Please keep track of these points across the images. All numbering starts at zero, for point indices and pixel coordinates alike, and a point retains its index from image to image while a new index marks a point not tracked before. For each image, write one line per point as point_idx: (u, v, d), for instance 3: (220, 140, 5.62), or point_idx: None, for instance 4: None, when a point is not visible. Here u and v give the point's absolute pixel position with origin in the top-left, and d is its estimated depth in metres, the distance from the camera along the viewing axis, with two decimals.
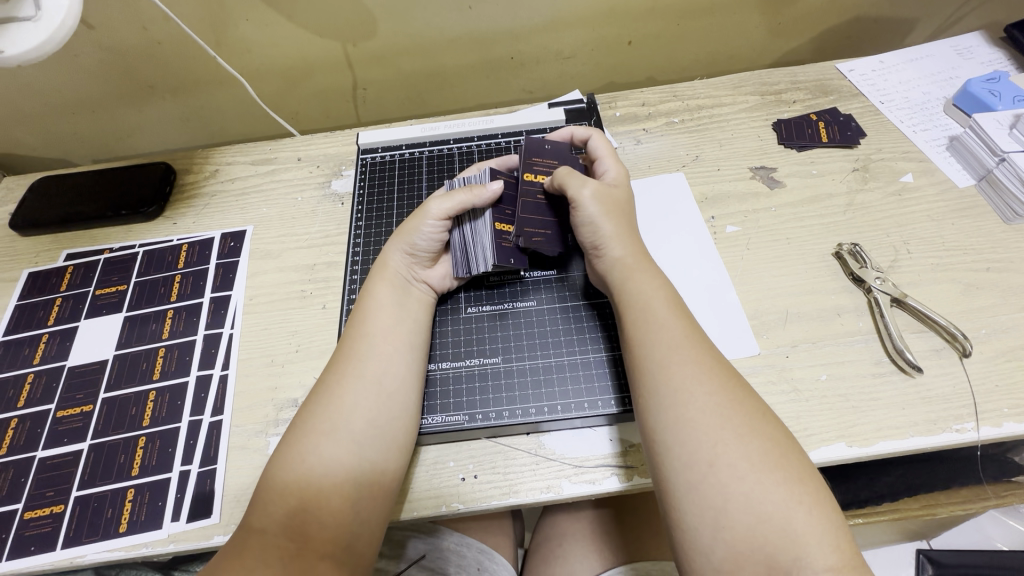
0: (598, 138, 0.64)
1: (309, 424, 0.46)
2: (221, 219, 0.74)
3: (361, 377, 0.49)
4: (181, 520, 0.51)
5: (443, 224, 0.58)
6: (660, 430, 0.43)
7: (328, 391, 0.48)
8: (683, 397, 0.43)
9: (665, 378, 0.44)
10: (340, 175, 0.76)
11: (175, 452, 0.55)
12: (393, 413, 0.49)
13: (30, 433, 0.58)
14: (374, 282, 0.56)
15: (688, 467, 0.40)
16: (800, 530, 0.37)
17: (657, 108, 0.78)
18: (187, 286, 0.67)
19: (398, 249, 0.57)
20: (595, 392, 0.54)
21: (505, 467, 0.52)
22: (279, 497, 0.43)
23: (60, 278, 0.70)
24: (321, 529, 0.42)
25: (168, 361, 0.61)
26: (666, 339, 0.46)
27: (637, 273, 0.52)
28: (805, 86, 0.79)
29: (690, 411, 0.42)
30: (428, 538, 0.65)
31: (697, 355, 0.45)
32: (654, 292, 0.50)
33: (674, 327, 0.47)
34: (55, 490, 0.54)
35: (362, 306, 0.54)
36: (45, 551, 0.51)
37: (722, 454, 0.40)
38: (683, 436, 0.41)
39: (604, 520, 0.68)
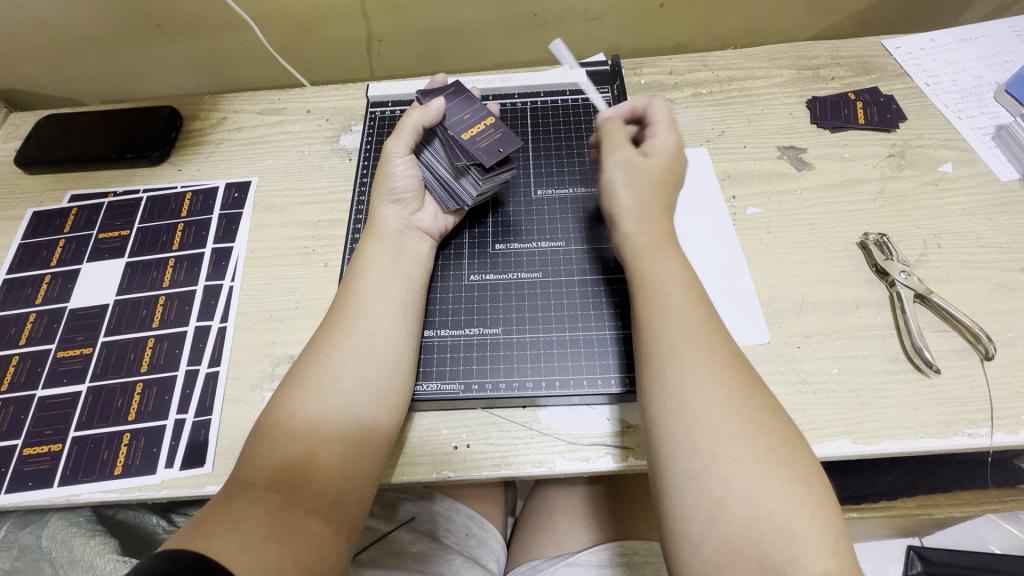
0: (658, 104, 0.59)
1: (301, 380, 0.46)
2: (227, 168, 0.72)
3: (353, 336, 0.48)
4: (175, 467, 0.52)
5: (409, 159, 0.57)
6: (665, 413, 0.41)
7: (320, 348, 0.48)
8: (690, 384, 0.41)
9: (671, 362, 0.43)
10: (349, 130, 0.74)
11: (171, 400, 0.55)
12: (384, 371, 0.48)
13: (31, 371, 0.58)
14: (366, 238, 0.54)
15: (690, 453, 0.39)
16: (800, 534, 0.36)
17: (684, 78, 0.74)
18: (189, 235, 0.66)
19: (383, 202, 0.56)
20: (595, 371, 0.53)
21: (497, 437, 0.51)
22: (269, 453, 0.43)
23: (64, 219, 0.69)
24: (311, 485, 0.42)
25: (168, 308, 0.61)
26: (680, 321, 0.44)
27: (650, 249, 0.50)
28: (846, 63, 0.74)
29: (695, 398, 0.40)
30: (416, 501, 0.67)
31: (711, 342, 0.43)
32: (671, 270, 0.48)
33: (689, 308, 0.45)
34: (54, 429, 0.55)
35: (358, 264, 0.53)
36: (42, 487, 0.52)
37: (725, 446, 0.38)
38: (688, 424, 0.40)
39: (597, 497, 0.68)
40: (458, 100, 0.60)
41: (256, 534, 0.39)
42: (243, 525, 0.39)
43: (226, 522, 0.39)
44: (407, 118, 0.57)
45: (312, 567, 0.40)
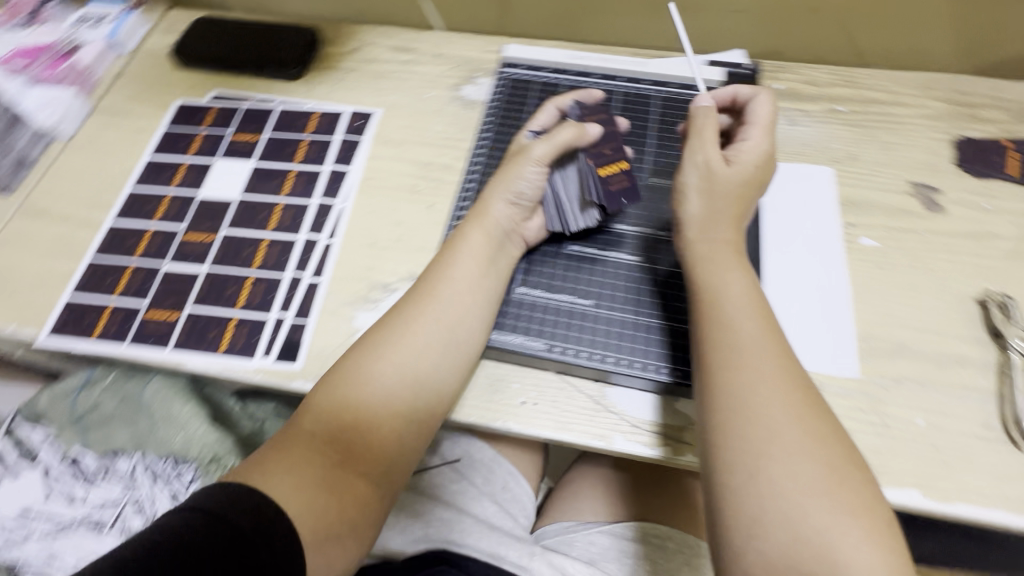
0: (762, 99, 0.56)
1: (373, 347, 0.50)
2: (353, 96, 0.75)
3: (432, 321, 0.51)
4: (271, 358, 0.57)
5: (544, 168, 0.56)
6: (725, 425, 0.42)
7: (394, 323, 0.52)
8: (757, 401, 0.42)
9: (735, 377, 0.43)
10: (474, 82, 0.75)
11: (274, 299, 0.60)
12: (451, 360, 0.51)
13: (162, 244, 0.65)
14: (470, 225, 0.56)
15: (753, 464, 0.40)
16: (856, 560, 0.36)
17: (824, 91, 0.71)
18: (312, 153, 0.70)
19: (501, 198, 0.56)
20: (677, 363, 0.53)
21: (563, 403, 0.53)
22: (332, 409, 0.48)
23: (205, 115, 0.75)
24: (363, 449, 0.48)
25: (284, 216, 0.66)
26: (748, 338, 0.44)
27: (714, 260, 0.49)
28: (1010, 107, 0.68)
29: (764, 415, 0.41)
30: (455, 443, 0.69)
31: (780, 364, 0.43)
32: (738, 286, 0.47)
33: (759, 327, 0.45)
34: (174, 300, 0.61)
35: (445, 255, 0.55)
36: (159, 347, 0.58)
37: (789, 464, 0.39)
38: (752, 436, 0.41)
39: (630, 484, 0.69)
40: (606, 129, 0.60)
41: (308, 476, 0.45)
42: (297, 465, 0.45)
43: (281, 462, 0.45)
44: (560, 132, 0.56)
45: (354, 521, 0.46)
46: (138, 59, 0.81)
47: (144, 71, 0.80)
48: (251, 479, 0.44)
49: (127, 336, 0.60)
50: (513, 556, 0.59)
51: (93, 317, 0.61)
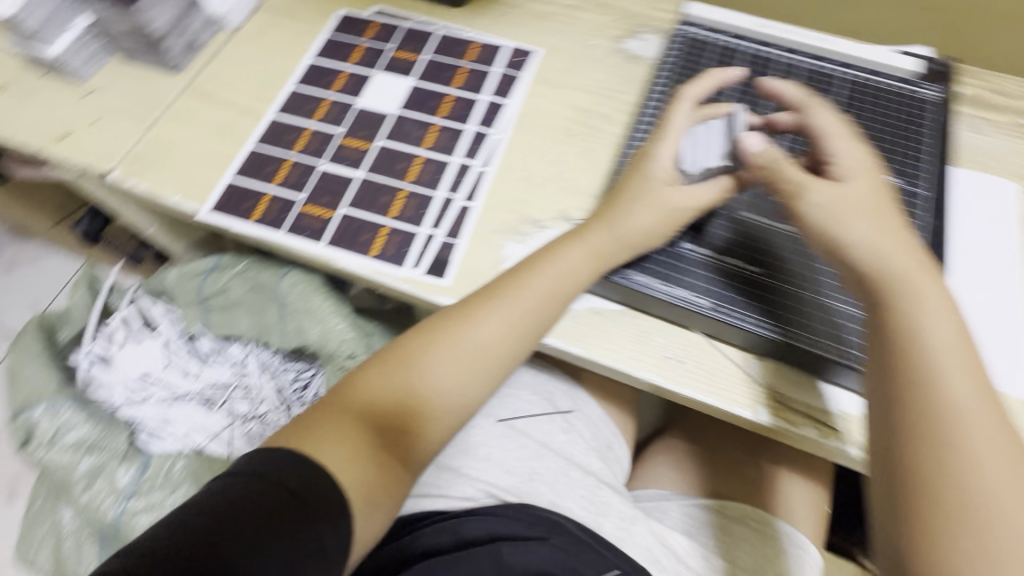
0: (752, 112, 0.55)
1: (429, 352, 0.53)
2: (515, 31, 0.74)
3: (496, 319, 0.54)
4: (419, 270, 0.58)
5: (651, 215, 0.53)
6: (922, 508, 0.39)
7: (464, 313, 0.54)
8: (975, 492, 0.38)
9: (947, 454, 0.39)
10: (639, 37, 0.73)
11: (426, 214, 0.61)
12: (497, 361, 0.54)
13: (319, 146, 0.66)
14: (554, 252, 0.55)
15: (954, 562, 0.37)
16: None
17: (1017, 104, 0.66)
18: (470, 81, 0.70)
19: (580, 248, 0.54)
20: (850, 346, 0.50)
21: (717, 368, 0.53)
22: (387, 408, 0.52)
23: (366, 28, 0.75)
24: (409, 438, 0.53)
25: (439, 137, 0.66)
26: (971, 409, 0.40)
27: (929, 290, 0.44)
28: None
29: (981, 500, 0.38)
30: (562, 388, 0.68)
31: (1000, 444, 0.39)
32: (948, 338, 0.42)
33: (975, 400, 0.40)
34: (329, 199, 0.63)
35: (542, 258, 0.55)
36: (312, 242, 0.61)
37: (1001, 560, 0.37)
38: (966, 524, 0.38)
39: (717, 465, 0.68)
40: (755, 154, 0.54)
41: (364, 448, 0.49)
42: (351, 432, 0.50)
43: (323, 429, 0.49)
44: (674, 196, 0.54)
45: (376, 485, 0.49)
46: None
47: None
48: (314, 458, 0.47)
49: (282, 225, 0.62)
50: (616, 513, 0.59)
51: (251, 202, 0.63)
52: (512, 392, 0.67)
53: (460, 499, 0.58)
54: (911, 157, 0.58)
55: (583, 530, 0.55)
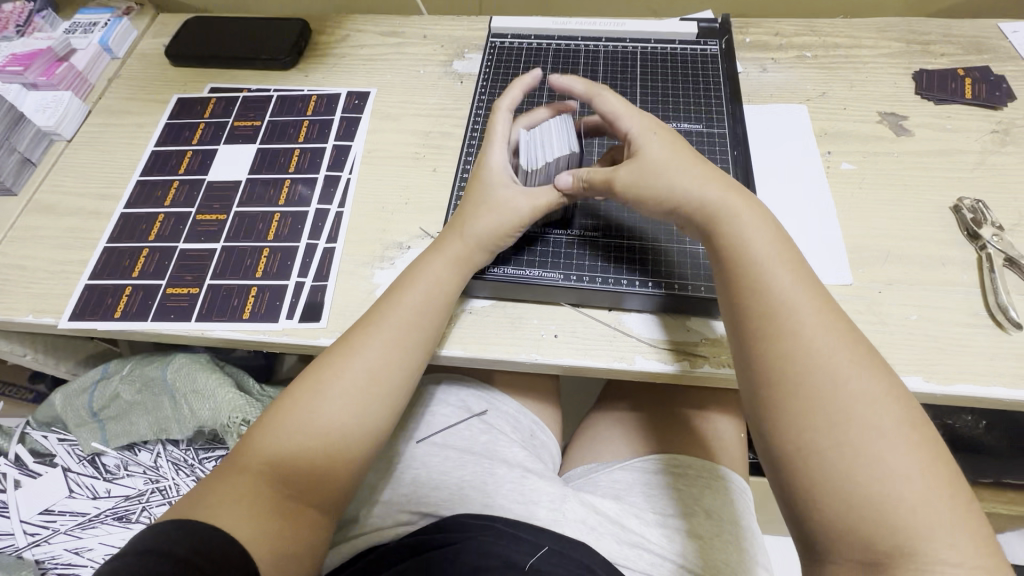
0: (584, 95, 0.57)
1: (321, 391, 0.50)
2: (349, 78, 0.78)
3: (380, 341, 0.52)
4: (295, 319, 0.58)
5: (493, 210, 0.54)
6: (777, 407, 0.41)
7: (347, 344, 0.52)
8: (819, 378, 0.40)
9: (788, 350, 0.42)
10: (463, 58, 0.78)
11: (293, 265, 0.62)
12: (393, 383, 0.52)
13: (174, 228, 0.66)
14: (424, 260, 0.55)
15: (821, 452, 0.39)
16: (922, 518, 0.37)
17: (790, 41, 0.76)
18: (314, 131, 0.73)
19: (439, 259, 0.55)
20: (690, 278, 0.56)
21: (590, 331, 0.56)
22: (286, 460, 0.48)
23: (204, 107, 0.77)
24: (318, 486, 0.49)
25: (293, 190, 0.68)
26: (801, 306, 0.43)
27: (746, 212, 0.48)
28: (958, 42, 0.74)
29: (824, 383, 0.40)
30: (474, 393, 0.70)
31: (832, 330, 0.42)
32: (772, 249, 0.46)
33: (805, 297, 0.43)
34: (193, 276, 0.62)
35: (410, 275, 0.55)
36: (182, 320, 0.60)
37: (852, 441, 0.39)
38: (814, 408, 0.40)
39: (639, 423, 0.70)
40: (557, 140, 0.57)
41: (263, 505, 0.46)
42: (245, 491, 0.46)
43: (227, 495, 0.45)
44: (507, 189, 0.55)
45: (295, 544, 0.47)
46: (131, 62, 0.83)
47: (139, 72, 0.82)
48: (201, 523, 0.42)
49: (148, 313, 0.61)
50: (547, 497, 0.58)
51: (113, 298, 0.62)
52: (426, 411, 0.68)
53: (395, 527, 0.58)
54: (708, 102, 0.66)
55: (518, 528, 0.54)
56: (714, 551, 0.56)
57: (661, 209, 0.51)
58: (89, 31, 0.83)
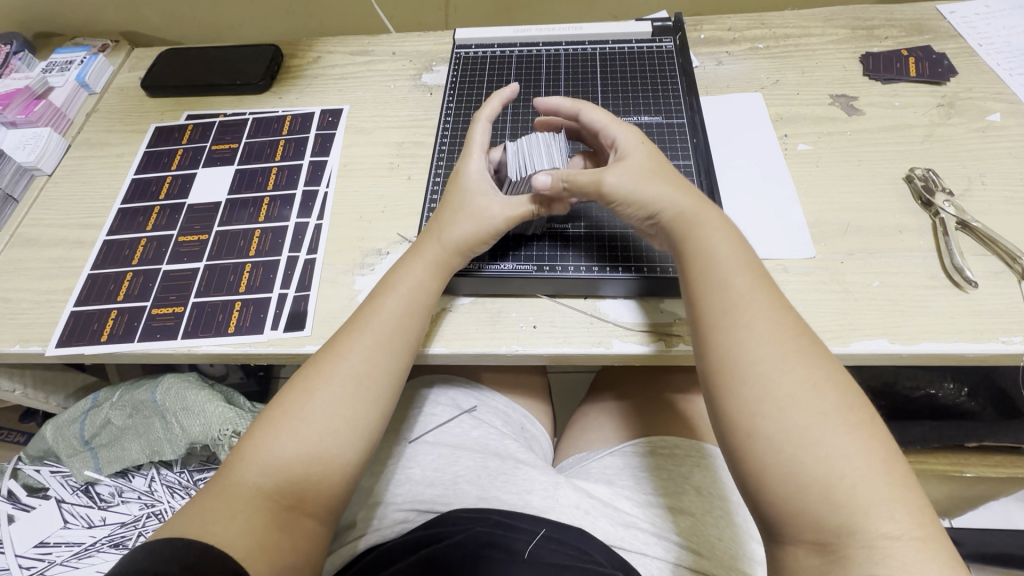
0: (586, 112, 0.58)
1: (310, 400, 0.49)
2: (321, 97, 0.81)
3: (368, 345, 0.52)
4: (279, 329, 0.60)
5: (468, 216, 0.56)
6: (732, 392, 0.42)
7: (334, 350, 0.52)
8: (773, 367, 0.42)
9: (737, 342, 0.44)
10: (431, 70, 0.81)
11: (275, 278, 0.63)
12: (385, 386, 0.52)
13: (157, 250, 0.68)
14: (401, 266, 0.56)
15: (773, 433, 0.40)
16: (862, 496, 0.38)
17: (742, 34, 0.80)
18: (290, 149, 0.75)
19: (418, 266, 0.56)
20: (661, 261, 0.58)
21: (568, 318, 0.58)
22: (280, 469, 0.47)
23: (182, 133, 0.79)
24: (315, 494, 0.48)
25: (272, 207, 0.69)
26: (750, 302, 0.45)
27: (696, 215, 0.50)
28: (900, 24, 0.78)
29: (768, 371, 0.42)
30: (462, 391, 0.72)
31: (779, 325, 0.44)
32: (727, 250, 0.48)
33: (759, 294, 0.46)
34: (177, 295, 0.64)
35: (391, 280, 0.55)
36: (168, 339, 0.61)
37: (801, 424, 0.40)
38: (764, 394, 0.41)
39: (626, 410, 0.72)
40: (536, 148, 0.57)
41: (257, 515, 0.44)
42: (238, 502, 0.45)
43: (221, 511, 0.44)
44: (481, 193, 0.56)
45: (289, 557, 0.45)
46: (109, 96, 0.86)
47: (116, 105, 0.84)
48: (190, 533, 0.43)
49: (134, 334, 0.61)
50: (539, 486, 0.59)
51: (99, 323, 0.62)
52: (418, 412, 0.69)
53: (392, 527, 0.58)
54: (665, 95, 0.69)
55: (511, 517, 0.55)
56: (706, 526, 0.57)
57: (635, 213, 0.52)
58: (66, 69, 0.86)
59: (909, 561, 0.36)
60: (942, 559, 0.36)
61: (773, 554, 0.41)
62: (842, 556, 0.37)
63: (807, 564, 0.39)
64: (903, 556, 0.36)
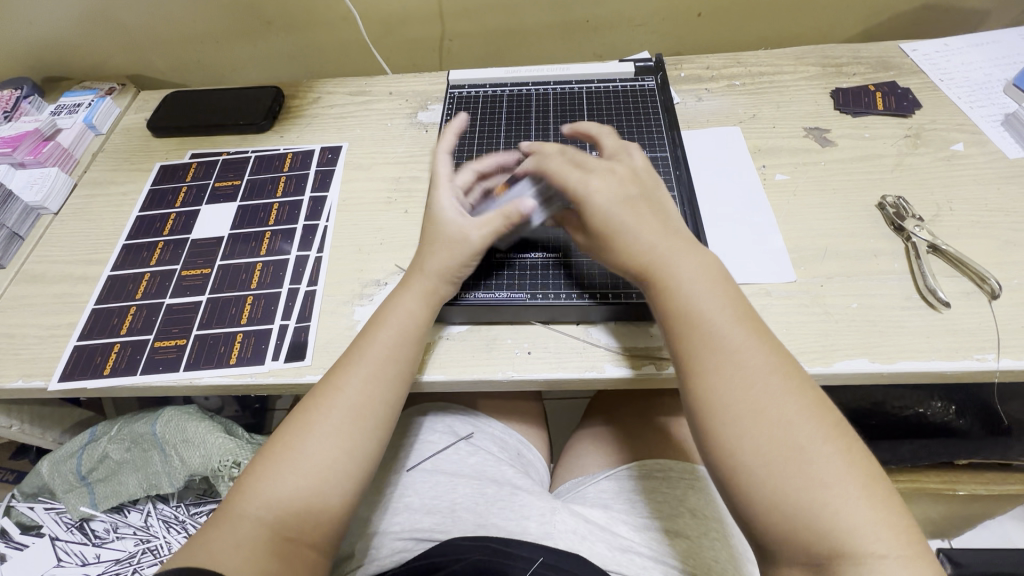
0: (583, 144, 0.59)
1: (316, 433, 0.50)
2: (321, 136, 0.84)
3: (368, 376, 0.53)
4: (280, 360, 0.61)
5: (448, 247, 0.57)
6: (722, 418, 0.44)
7: (336, 383, 0.53)
8: (757, 394, 0.44)
9: (721, 371, 0.45)
10: (426, 109, 0.85)
11: (276, 310, 0.65)
12: (379, 415, 0.53)
13: (161, 284, 0.69)
14: (395, 297, 0.57)
15: (765, 454, 0.42)
16: (849, 515, 0.39)
17: (720, 72, 0.85)
18: (291, 186, 0.78)
19: (408, 298, 0.57)
20: None
21: (561, 344, 0.60)
22: (282, 502, 0.47)
23: (186, 171, 0.82)
24: (318, 524, 0.48)
25: (273, 241, 0.72)
26: (731, 337, 0.46)
27: (673, 253, 0.50)
28: (867, 62, 0.84)
29: (753, 397, 0.43)
30: (459, 418, 0.73)
31: (763, 352, 0.45)
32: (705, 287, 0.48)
33: (738, 329, 0.46)
34: (179, 328, 0.65)
35: (383, 313, 0.57)
36: (170, 371, 0.62)
37: (788, 448, 0.41)
38: (753, 419, 0.43)
39: (622, 434, 0.73)
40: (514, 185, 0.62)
41: (259, 545, 0.45)
42: (237, 533, 0.45)
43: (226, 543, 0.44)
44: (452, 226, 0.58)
45: None
46: (115, 137, 0.89)
47: (122, 145, 0.87)
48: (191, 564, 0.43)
49: (137, 367, 0.63)
50: (536, 512, 0.59)
51: (102, 357, 0.64)
52: (414, 440, 0.70)
53: (391, 556, 0.58)
54: (648, 130, 0.73)
55: (509, 545, 0.55)
56: (702, 549, 0.58)
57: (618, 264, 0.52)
58: (75, 111, 0.89)
59: (889, 569, 0.37)
60: (921, 568, 0.38)
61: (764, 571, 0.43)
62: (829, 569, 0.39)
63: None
64: (884, 564, 0.38)
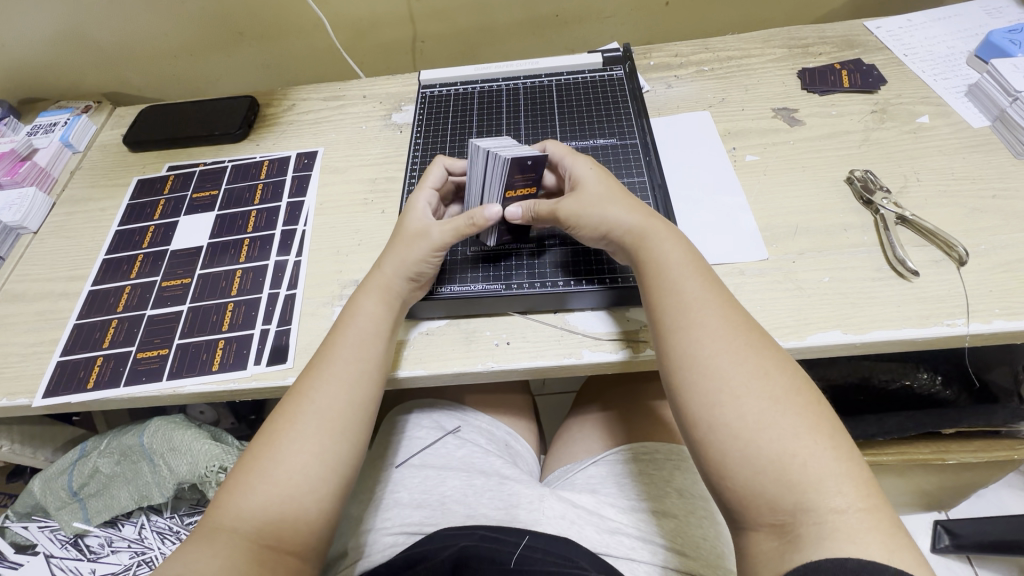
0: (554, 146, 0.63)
1: (296, 427, 0.51)
2: (297, 142, 0.85)
3: (345, 371, 0.54)
4: (262, 364, 0.61)
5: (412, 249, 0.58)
6: (692, 387, 0.45)
7: (313, 378, 0.54)
8: (723, 361, 0.45)
9: (692, 339, 0.47)
10: (400, 110, 0.86)
11: (257, 315, 0.66)
12: (355, 410, 0.53)
13: (142, 296, 0.70)
14: (363, 298, 0.58)
15: (730, 421, 0.43)
16: (815, 473, 0.40)
17: (688, 59, 0.85)
18: (268, 192, 0.78)
19: (372, 300, 0.57)
20: (621, 273, 0.61)
21: (539, 332, 0.60)
22: (265, 499, 0.48)
23: (163, 184, 0.82)
24: (294, 521, 0.48)
25: (252, 248, 0.72)
26: (701, 305, 0.48)
27: (652, 231, 0.54)
28: (832, 41, 0.85)
29: (718, 365, 0.45)
30: (446, 413, 0.73)
31: (729, 319, 0.47)
32: (680, 258, 0.52)
33: (708, 299, 0.49)
34: (161, 338, 0.66)
35: (347, 318, 0.57)
36: (153, 380, 0.62)
37: (752, 412, 0.42)
38: (719, 386, 0.44)
39: (608, 421, 0.73)
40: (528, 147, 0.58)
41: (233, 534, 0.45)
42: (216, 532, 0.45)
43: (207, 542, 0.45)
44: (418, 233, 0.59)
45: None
46: (92, 154, 0.89)
47: (100, 162, 0.87)
48: (175, 570, 0.44)
49: (120, 379, 0.63)
50: (525, 499, 0.60)
51: (85, 371, 0.64)
52: (403, 437, 0.70)
53: (382, 551, 0.58)
54: (617, 119, 0.74)
55: (498, 531, 0.55)
56: (690, 527, 0.59)
57: (596, 234, 0.57)
58: (50, 131, 0.89)
59: (857, 532, 0.38)
60: (887, 530, 0.38)
61: (739, 541, 0.43)
62: (797, 535, 0.39)
63: (767, 548, 0.40)
64: (851, 527, 0.38)
